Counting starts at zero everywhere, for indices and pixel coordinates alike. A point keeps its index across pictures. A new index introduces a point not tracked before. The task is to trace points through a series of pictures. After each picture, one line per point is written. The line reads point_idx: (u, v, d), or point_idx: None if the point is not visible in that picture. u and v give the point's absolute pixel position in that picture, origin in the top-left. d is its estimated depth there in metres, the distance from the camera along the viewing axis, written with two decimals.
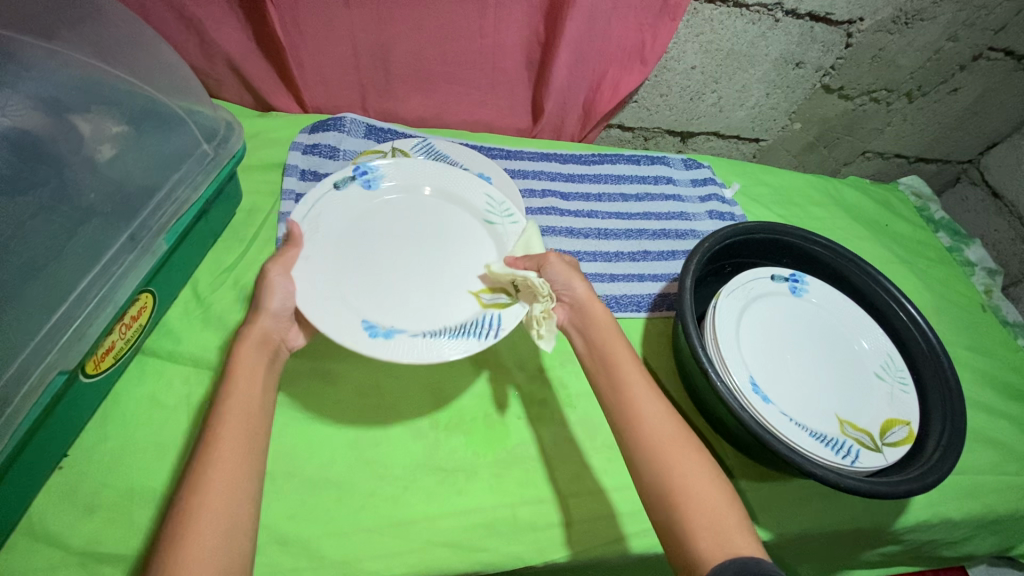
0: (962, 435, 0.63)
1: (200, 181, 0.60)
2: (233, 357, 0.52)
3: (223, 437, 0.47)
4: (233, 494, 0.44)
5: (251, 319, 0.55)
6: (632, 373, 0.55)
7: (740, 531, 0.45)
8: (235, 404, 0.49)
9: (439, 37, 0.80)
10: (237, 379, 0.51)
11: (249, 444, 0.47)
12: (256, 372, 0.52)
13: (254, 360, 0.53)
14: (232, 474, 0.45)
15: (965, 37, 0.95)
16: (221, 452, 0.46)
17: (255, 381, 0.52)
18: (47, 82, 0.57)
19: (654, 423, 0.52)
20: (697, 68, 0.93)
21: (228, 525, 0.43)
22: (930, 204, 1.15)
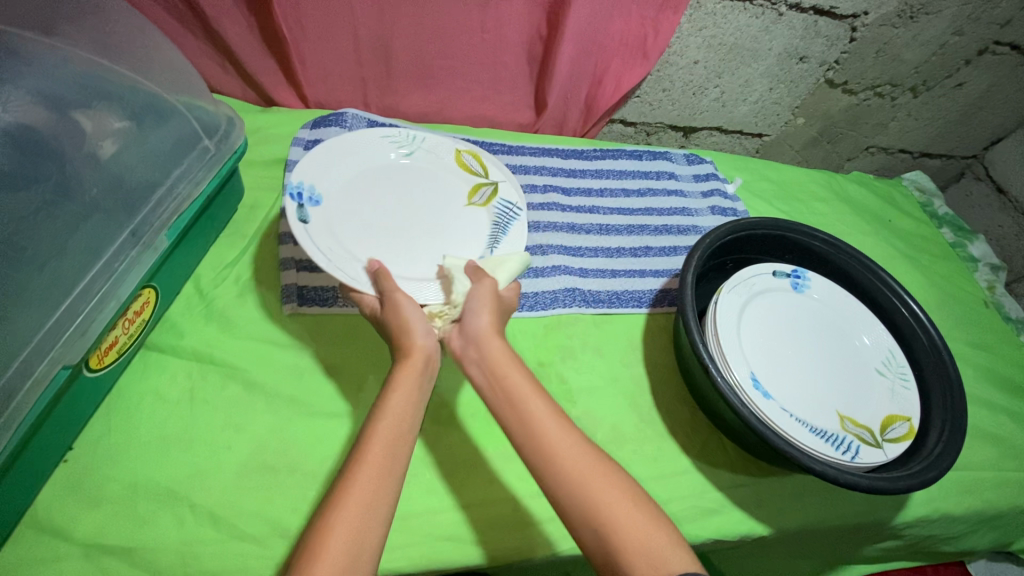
0: (962, 431, 0.63)
1: (201, 177, 0.61)
2: (393, 376, 0.51)
3: (373, 454, 0.45)
4: (370, 511, 0.42)
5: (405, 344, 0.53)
6: (533, 400, 0.51)
7: (671, 547, 0.43)
8: (386, 421, 0.47)
9: (441, 32, 0.80)
10: (391, 395, 0.49)
11: (392, 460, 0.45)
12: (414, 392, 0.50)
13: (416, 381, 0.51)
14: (377, 490, 0.43)
15: (970, 31, 0.94)
16: (365, 467, 0.44)
17: (412, 397, 0.50)
18: (46, 77, 0.57)
19: (564, 456, 0.48)
20: (700, 62, 0.92)
21: (359, 540, 0.41)
22: (934, 199, 1.14)
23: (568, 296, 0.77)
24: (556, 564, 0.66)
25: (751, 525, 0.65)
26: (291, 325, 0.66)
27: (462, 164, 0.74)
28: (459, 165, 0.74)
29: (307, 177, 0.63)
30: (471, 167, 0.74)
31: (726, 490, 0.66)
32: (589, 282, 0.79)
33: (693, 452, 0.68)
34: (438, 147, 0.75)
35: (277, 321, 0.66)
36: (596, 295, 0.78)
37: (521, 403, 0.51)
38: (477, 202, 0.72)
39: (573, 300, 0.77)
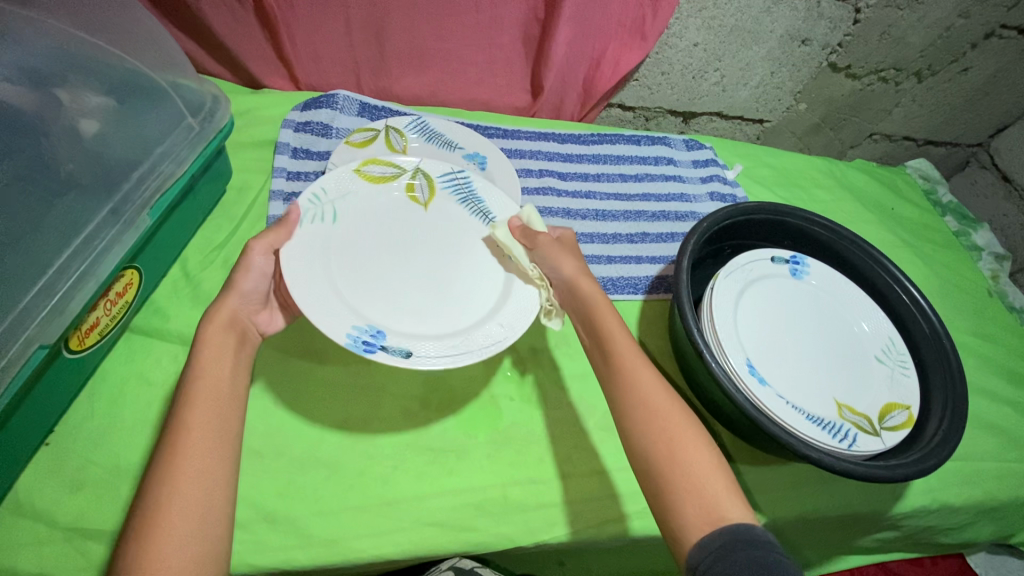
0: (963, 419, 0.62)
1: (185, 156, 0.59)
2: (203, 335, 0.50)
3: (195, 420, 0.45)
4: (206, 477, 0.43)
5: (221, 298, 0.53)
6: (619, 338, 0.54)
7: (729, 495, 0.44)
8: (201, 385, 0.47)
9: (434, 11, 0.78)
10: (199, 358, 0.49)
11: (216, 419, 0.46)
12: (225, 350, 0.50)
13: (222, 338, 0.50)
14: (205, 455, 0.44)
15: (978, 13, 0.92)
16: (187, 435, 0.44)
17: (222, 354, 0.50)
18: (25, 49, 0.56)
19: (649, 392, 0.51)
20: (699, 45, 0.90)
21: (201, 506, 0.42)
22: (939, 188, 1.12)
23: None
24: (548, 553, 0.65)
25: None
26: None
27: (369, 176, 0.65)
28: (370, 179, 0.65)
29: (345, 328, 0.54)
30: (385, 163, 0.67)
31: None
32: None
33: None
34: (337, 182, 0.63)
35: None
36: None
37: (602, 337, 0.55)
38: (424, 196, 0.67)
39: None
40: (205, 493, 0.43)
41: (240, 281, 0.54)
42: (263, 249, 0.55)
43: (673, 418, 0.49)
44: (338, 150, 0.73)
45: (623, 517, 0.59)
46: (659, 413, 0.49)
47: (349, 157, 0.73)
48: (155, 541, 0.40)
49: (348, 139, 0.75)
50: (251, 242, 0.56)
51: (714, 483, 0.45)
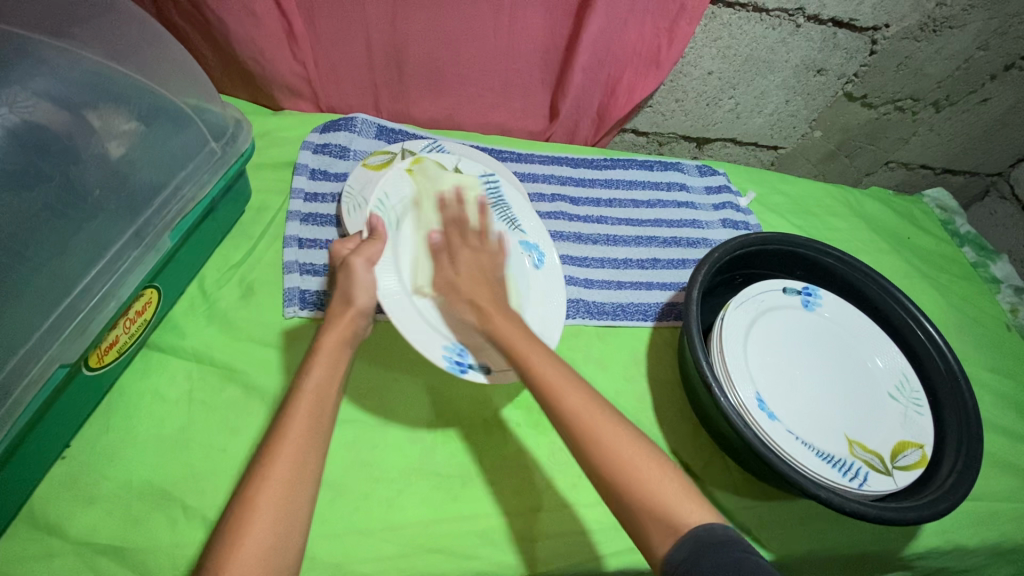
0: (978, 462, 0.60)
1: (207, 180, 0.62)
2: (319, 345, 0.51)
3: (294, 431, 0.46)
4: (293, 496, 0.43)
5: (339, 311, 0.53)
6: (537, 360, 0.51)
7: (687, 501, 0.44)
8: (308, 398, 0.48)
9: (453, 39, 0.80)
10: (313, 367, 0.49)
11: (315, 438, 0.46)
12: (336, 363, 0.50)
13: (338, 349, 0.51)
14: (295, 475, 0.44)
15: (996, 46, 0.92)
16: (285, 448, 0.45)
17: (333, 365, 0.50)
18: (56, 79, 0.58)
19: (577, 407, 0.48)
20: (714, 73, 0.91)
21: (286, 523, 0.42)
22: (956, 218, 1.10)
23: (571, 307, 0.76)
24: None
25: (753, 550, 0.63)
26: (290, 329, 0.65)
27: (417, 176, 0.69)
28: (414, 179, 0.68)
29: (441, 349, 0.58)
30: (421, 171, 0.70)
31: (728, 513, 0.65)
32: (594, 293, 0.78)
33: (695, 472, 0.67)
34: (394, 186, 0.66)
35: (277, 324, 0.65)
36: (601, 307, 0.77)
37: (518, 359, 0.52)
38: (452, 193, 0.70)
39: (577, 312, 0.75)
40: (290, 511, 0.43)
41: (356, 297, 0.53)
42: (366, 264, 0.55)
43: (611, 436, 0.46)
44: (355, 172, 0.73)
45: (626, 550, 0.59)
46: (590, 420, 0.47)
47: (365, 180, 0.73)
48: (241, 552, 0.40)
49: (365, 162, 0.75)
50: (348, 259, 0.55)
51: (663, 491, 0.44)
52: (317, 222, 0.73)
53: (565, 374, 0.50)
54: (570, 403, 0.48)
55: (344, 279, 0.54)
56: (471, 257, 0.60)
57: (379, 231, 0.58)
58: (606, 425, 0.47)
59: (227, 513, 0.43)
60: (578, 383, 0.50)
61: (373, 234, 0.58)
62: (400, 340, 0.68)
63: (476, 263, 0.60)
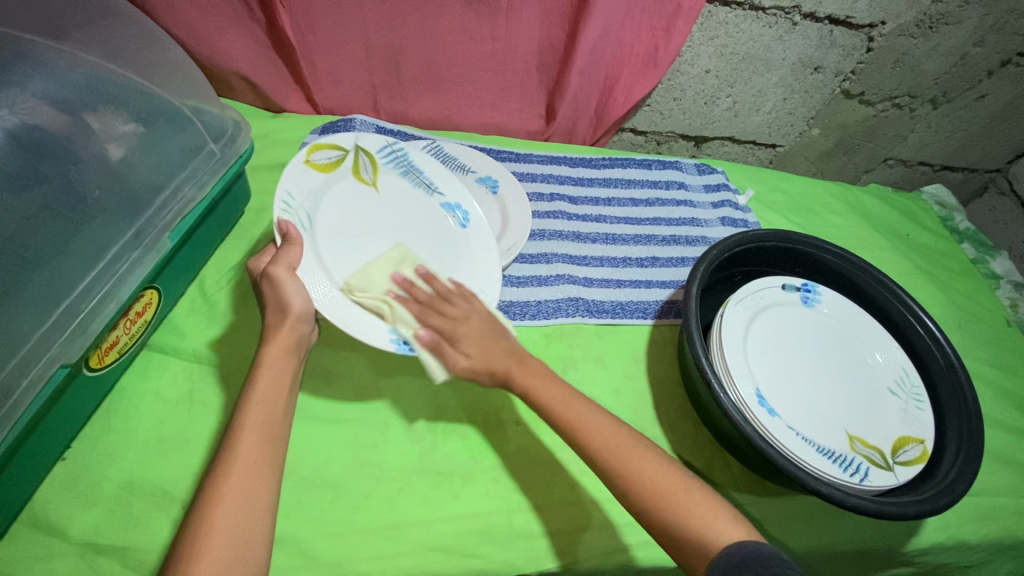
0: (978, 456, 0.60)
1: (207, 180, 0.62)
2: (263, 359, 0.52)
3: (246, 440, 0.47)
4: (247, 500, 0.44)
5: (278, 321, 0.52)
6: (548, 387, 0.55)
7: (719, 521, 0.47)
8: (256, 408, 0.49)
9: (450, 39, 0.80)
10: (259, 381, 0.50)
11: (267, 446, 0.48)
12: (281, 374, 0.52)
13: (281, 363, 0.52)
14: (249, 482, 0.45)
15: (992, 42, 0.92)
16: (237, 457, 0.46)
17: (276, 379, 0.51)
18: (53, 81, 0.58)
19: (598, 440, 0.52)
20: (711, 72, 0.91)
21: (244, 528, 0.43)
22: (956, 214, 1.10)
23: (571, 305, 0.76)
24: None
25: None
26: None
27: (320, 164, 0.62)
28: (321, 169, 0.62)
29: (384, 334, 0.55)
30: (329, 156, 0.63)
31: None
32: (593, 292, 0.78)
33: (696, 468, 0.67)
34: (298, 183, 0.59)
35: None
36: (600, 305, 0.77)
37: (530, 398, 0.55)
38: (370, 176, 0.66)
39: (576, 310, 0.75)
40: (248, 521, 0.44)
41: (291, 302, 0.52)
42: (288, 271, 0.52)
43: (633, 455, 0.51)
44: None
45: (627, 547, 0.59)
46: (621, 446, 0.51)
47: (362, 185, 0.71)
48: (201, 558, 0.41)
49: None
50: (269, 270, 0.52)
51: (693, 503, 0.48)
52: None
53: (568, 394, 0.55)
54: (594, 429, 0.52)
55: (271, 291, 0.52)
56: (460, 313, 0.58)
57: (294, 235, 0.54)
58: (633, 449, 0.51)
59: (185, 522, 0.43)
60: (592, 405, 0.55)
61: (286, 240, 0.53)
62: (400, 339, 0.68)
63: (475, 326, 0.57)
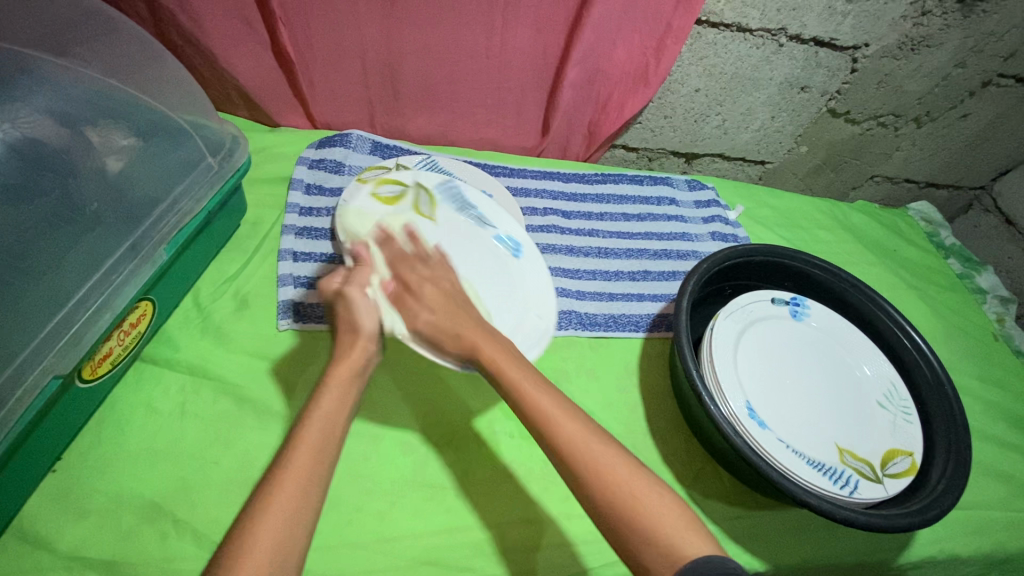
0: (966, 468, 0.61)
1: (204, 194, 0.62)
2: (331, 374, 0.50)
3: (302, 460, 0.44)
4: (294, 522, 0.41)
5: (351, 341, 0.51)
6: (538, 395, 0.50)
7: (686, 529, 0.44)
8: (316, 425, 0.46)
9: (446, 56, 0.82)
10: (324, 397, 0.48)
11: (319, 463, 0.45)
12: (346, 392, 0.49)
13: (349, 380, 0.50)
14: (299, 505, 0.42)
15: (973, 63, 0.94)
16: (290, 475, 0.43)
17: (343, 395, 0.49)
18: (58, 94, 0.60)
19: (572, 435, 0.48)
20: (701, 90, 0.93)
21: (281, 554, 0.40)
22: (941, 230, 1.12)
23: (564, 318, 0.76)
24: None
25: (746, 560, 0.63)
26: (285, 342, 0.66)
27: (382, 196, 0.70)
28: (384, 201, 0.70)
29: (444, 357, 0.57)
30: (387, 189, 0.71)
31: (720, 523, 0.65)
32: (586, 305, 0.79)
33: (688, 481, 0.67)
34: (366, 212, 0.67)
35: (270, 337, 0.66)
36: (593, 318, 0.78)
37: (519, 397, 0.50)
38: (429, 209, 0.72)
39: (568, 323, 0.76)
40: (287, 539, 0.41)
41: (363, 323, 0.52)
42: (364, 291, 0.53)
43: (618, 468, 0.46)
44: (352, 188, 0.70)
45: (618, 561, 0.59)
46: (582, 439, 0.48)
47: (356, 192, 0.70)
48: None
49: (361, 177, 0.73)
50: (343, 290, 0.53)
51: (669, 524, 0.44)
52: (312, 236, 0.74)
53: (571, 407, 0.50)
54: (568, 434, 0.48)
55: (345, 309, 0.53)
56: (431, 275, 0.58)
57: (364, 256, 0.58)
58: (619, 464, 0.46)
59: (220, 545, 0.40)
60: (574, 412, 0.50)
61: (360, 261, 0.57)
62: (392, 353, 0.69)
63: (437, 289, 0.57)
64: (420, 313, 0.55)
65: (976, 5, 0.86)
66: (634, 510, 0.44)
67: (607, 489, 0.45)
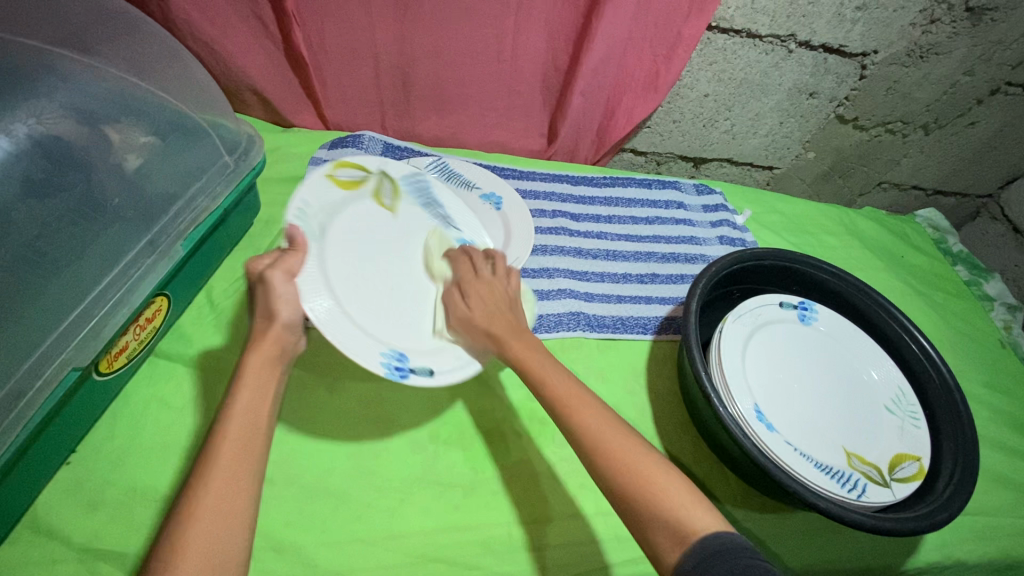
0: (974, 473, 0.61)
1: (220, 191, 0.64)
2: (244, 365, 0.49)
3: (224, 454, 0.44)
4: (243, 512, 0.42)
5: (264, 327, 0.50)
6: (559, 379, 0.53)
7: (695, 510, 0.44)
8: (236, 419, 0.46)
9: (458, 60, 0.83)
10: (240, 391, 0.47)
11: (246, 462, 0.44)
12: (265, 383, 0.49)
13: (263, 371, 0.49)
14: (240, 497, 0.43)
15: (982, 71, 0.95)
16: (214, 470, 0.43)
17: (258, 389, 0.48)
18: (81, 91, 0.60)
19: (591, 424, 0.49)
20: (710, 95, 0.94)
21: (218, 551, 0.40)
22: (949, 237, 1.12)
23: (572, 319, 0.77)
24: None
25: None
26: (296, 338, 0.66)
27: (341, 182, 0.65)
28: (341, 186, 0.65)
29: (378, 356, 0.54)
30: (350, 176, 0.66)
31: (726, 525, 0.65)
32: (595, 307, 0.79)
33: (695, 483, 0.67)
34: (317, 195, 0.61)
35: None
36: (601, 320, 0.78)
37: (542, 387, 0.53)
38: (390, 202, 0.69)
39: (577, 324, 0.76)
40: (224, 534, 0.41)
41: (280, 311, 0.51)
42: (285, 277, 0.51)
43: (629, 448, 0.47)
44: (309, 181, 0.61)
45: (625, 561, 0.59)
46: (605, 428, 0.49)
47: (322, 194, 0.62)
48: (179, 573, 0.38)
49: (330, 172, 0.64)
50: (266, 273, 0.51)
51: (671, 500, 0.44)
52: None
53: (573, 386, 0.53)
54: (586, 424, 0.49)
55: (262, 294, 0.51)
56: (488, 279, 0.63)
57: (298, 241, 0.55)
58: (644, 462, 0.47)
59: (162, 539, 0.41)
60: (593, 400, 0.52)
61: (291, 245, 0.54)
62: None
63: (487, 292, 0.61)
64: (463, 306, 0.60)
65: (985, 14, 0.87)
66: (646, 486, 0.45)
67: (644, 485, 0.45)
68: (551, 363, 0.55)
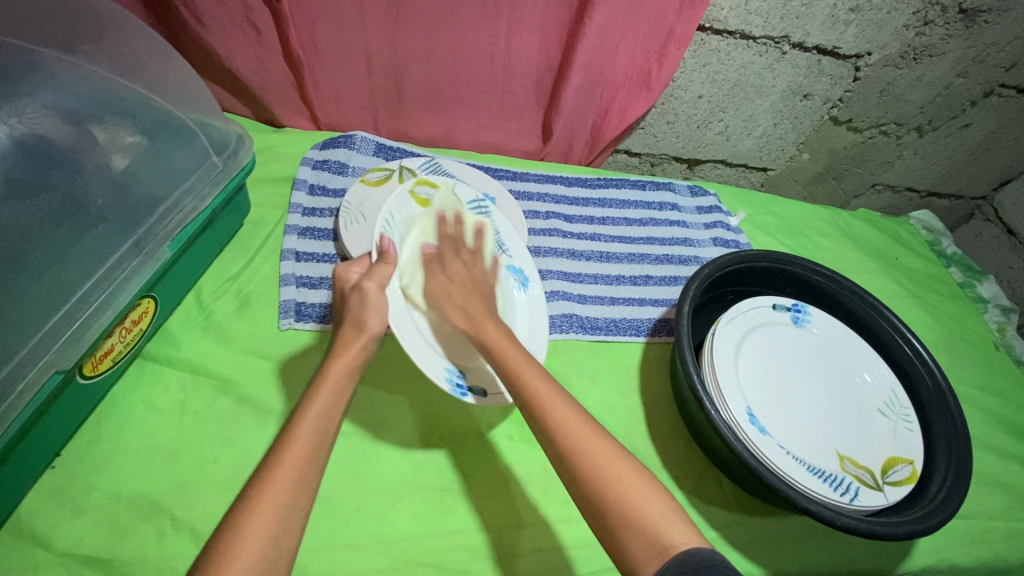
0: (967, 477, 0.61)
1: (208, 192, 0.63)
2: (327, 369, 0.51)
3: (292, 456, 0.45)
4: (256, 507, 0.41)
5: (352, 336, 0.53)
6: (533, 377, 0.52)
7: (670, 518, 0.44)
8: (310, 423, 0.47)
9: (451, 61, 0.82)
10: (319, 394, 0.49)
11: (309, 463, 0.45)
12: (343, 390, 0.50)
13: (345, 377, 0.51)
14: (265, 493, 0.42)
15: (975, 73, 0.95)
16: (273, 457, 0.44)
17: (338, 393, 0.50)
18: (66, 91, 0.60)
19: (561, 421, 0.49)
20: (704, 97, 0.94)
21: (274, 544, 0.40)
22: (943, 239, 1.13)
23: (565, 322, 0.76)
24: None
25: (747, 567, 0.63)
26: (285, 340, 0.66)
27: (421, 198, 0.66)
28: (420, 203, 0.65)
29: (442, 372, 0.58)
30: (422, 193, 0.66)
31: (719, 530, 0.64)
32: (588, 309, 0.79)
33: (688, 486, 0.67)
34: (401, 208, 0.62)
35: (270, 337, 0.66)
36: (594, 322, 0.78)
37: (516, 379, 0.52)
38: (424, 198, 0.66)
39: (569, 326, 0.76)
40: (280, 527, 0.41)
41: (370, 322, 0.53)
42: (379, 288, 0.54)
43: (597, 450, 0.47)
44: (354, 189, 0.76)
45: (616, 566, 0.59)
46: (575, 427, 0.48)
47: (363, 197, 0.76)
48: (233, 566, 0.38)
49: (363, 178, 0.78)
50: (363, 283, 0.54)
51: (647, 511, 0.44)
52: (315, 236, 0.74)
53: (540, 372, 0.53)
54: (556, 418, 0.49)
55: (356, 303, 0.53)
56: (467, 262, 0.64)
57: (390, 254, 0.56)
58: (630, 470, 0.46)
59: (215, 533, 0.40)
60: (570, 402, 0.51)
61: (383, 256, 0.56)
62: (394, 354, 0.69)
63: (463, 275, 0.62)
64: (442, 278, 0.61)
65: (978, 16, 0.87)
66: (613, 488, 0.45)
67: (616, 497, 0.44)
68: (536, 368, 0.53)
